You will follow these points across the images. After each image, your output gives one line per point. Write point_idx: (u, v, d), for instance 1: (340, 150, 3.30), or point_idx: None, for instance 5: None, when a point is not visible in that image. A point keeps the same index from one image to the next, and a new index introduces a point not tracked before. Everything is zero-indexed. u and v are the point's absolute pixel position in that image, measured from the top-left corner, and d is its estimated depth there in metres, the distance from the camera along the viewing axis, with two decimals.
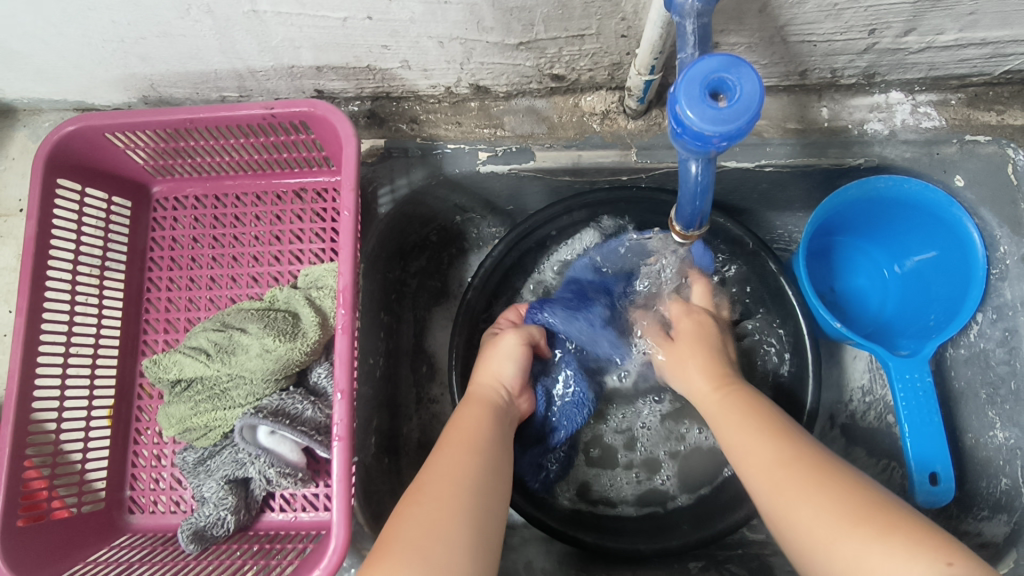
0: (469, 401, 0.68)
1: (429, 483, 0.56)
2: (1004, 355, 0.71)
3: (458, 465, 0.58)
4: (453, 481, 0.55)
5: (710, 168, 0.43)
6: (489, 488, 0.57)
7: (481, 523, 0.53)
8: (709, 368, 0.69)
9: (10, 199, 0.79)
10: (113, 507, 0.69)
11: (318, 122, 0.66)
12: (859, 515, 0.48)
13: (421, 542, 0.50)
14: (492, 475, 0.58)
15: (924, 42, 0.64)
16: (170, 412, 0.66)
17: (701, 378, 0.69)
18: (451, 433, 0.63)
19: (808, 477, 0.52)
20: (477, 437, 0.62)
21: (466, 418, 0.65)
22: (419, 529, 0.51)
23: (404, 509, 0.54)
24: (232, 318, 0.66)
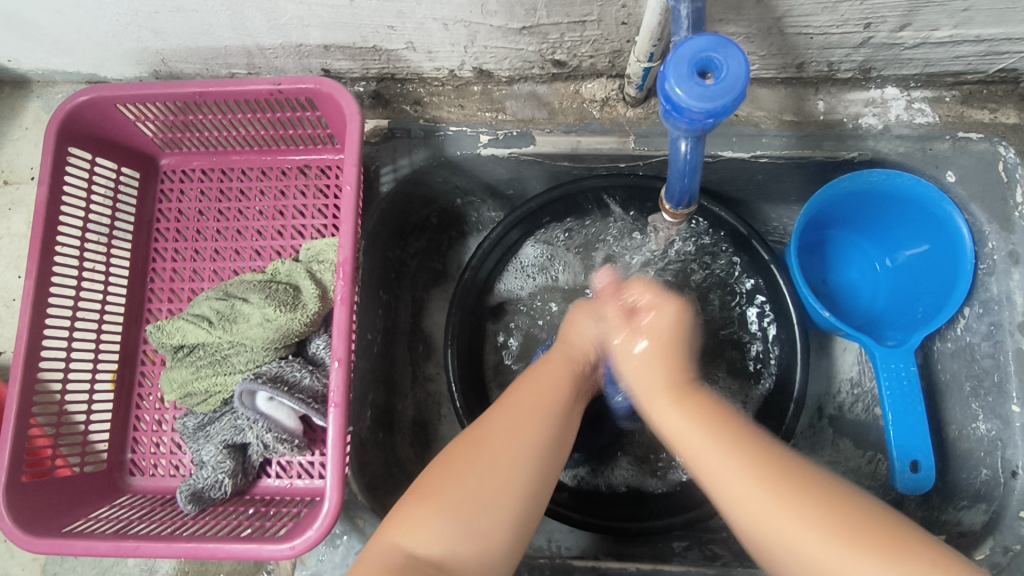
0: (550, 360, 0.66)
1: (487, 441, 0.58)
2: (989, 349, 0.72)
3: (524, 428, 0.59)
4: (513, 447, 0.57)
5: (698, 148, 0.45)
6: (548, 459, 0.59)
7: (531, 493, 0.57)
8: (663, 362, 0.60)
9: (22, 167, 0.81)
10: (115, 469, 0.72)
11: (324, 100, 0.67)
12: (853, 532, 0.48)
13: (467, 504, 0.54)
14: (558, 444, 0.60)
15: (919, 38, 0.65)
16: (172, 376, 0.68)
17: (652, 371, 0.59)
18: (523, 390, 0.63)
19: (782, 468, 0.52)
20: (547, 403, 0.61)
21: (541, 377, 0.64)
22: (466, 492, 0.55)
23: (457, 461, 0.57)
24: (235, 288, 0.68)
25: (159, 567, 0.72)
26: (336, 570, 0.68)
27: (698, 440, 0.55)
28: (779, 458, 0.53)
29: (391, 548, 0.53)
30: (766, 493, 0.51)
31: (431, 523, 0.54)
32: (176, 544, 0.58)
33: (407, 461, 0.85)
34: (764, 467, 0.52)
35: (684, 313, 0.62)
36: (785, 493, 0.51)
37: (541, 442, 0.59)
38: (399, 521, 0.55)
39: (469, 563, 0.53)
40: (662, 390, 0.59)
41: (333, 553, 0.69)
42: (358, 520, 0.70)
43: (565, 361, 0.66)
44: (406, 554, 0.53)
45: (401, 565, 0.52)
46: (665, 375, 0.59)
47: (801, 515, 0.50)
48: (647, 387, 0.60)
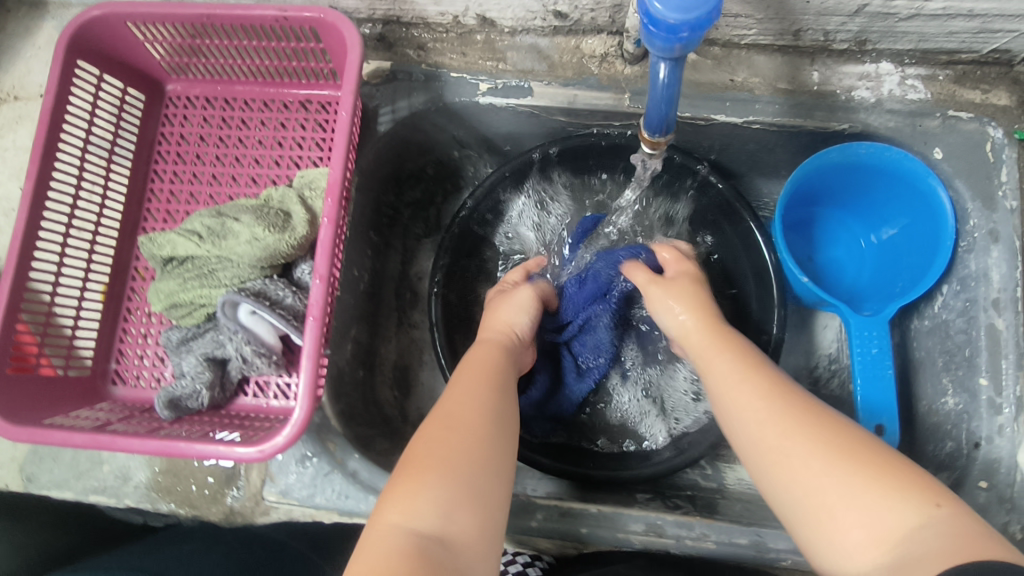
0: (482, 345, 0.72)
1: (448, 412, 0.59)
2: (963, 325, 0.73)
3: (473, 393, 0.62)
4: (476, 407, 0.60)
5: (676, 72, 0.46)
6: (504, 421, 0.61)
7: (504, 454, 0.57)
8: (690, 303, 0.72)
9: (32, 85, 0.83)
10: (98, 377, 0.74)
11: (327, 31, 0.69)
12: (846, 451, 0.51)
13: (448, 460, 0.54)
14: (503, 404, 0.62)
15: (913, 8, 0.66)
16: (160, 287, 0.70)
17: (682, 312, 0.71)
18: (466, 368, 0.67)
19: (788, 411, 0.56)
20: (492, 371, 0.66)
21: (479, 356, 0.70)
22: (451, 453, 0.54)
23: (434, 432, 0.57)
24: (228, 208, 0.70)
25: (133, 476, 0.73)
26: (305, 489, 0.70)
27: (719, 369, 0.63)
28: (788, 386, 0.59)
29: (389, 529, 0.49)
30: (771, 411, 0.56)
31: (423, 493, 0.51)
32: (149, 441, 0.60)
33: (386, 402, 0.86)
34: (775, 391, 0.58)
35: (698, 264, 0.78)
36: (792, 410, 0.56)
37: (497, 405, 0.61)
38: (393, 504, 0.51)
39: (472, 535, 0.50)
40: (686, 327, 0.70)
41: (303, 474, 0.70)
42: (331, 444, 0.71)
43: (498, 344, 0.72)
44: (409, 531, 0.49)
45: (409, 541, 0.48)
46: (692, 309, 0.71)
47: (796, 435, 0.54)
48: (682, 329, 0.71)
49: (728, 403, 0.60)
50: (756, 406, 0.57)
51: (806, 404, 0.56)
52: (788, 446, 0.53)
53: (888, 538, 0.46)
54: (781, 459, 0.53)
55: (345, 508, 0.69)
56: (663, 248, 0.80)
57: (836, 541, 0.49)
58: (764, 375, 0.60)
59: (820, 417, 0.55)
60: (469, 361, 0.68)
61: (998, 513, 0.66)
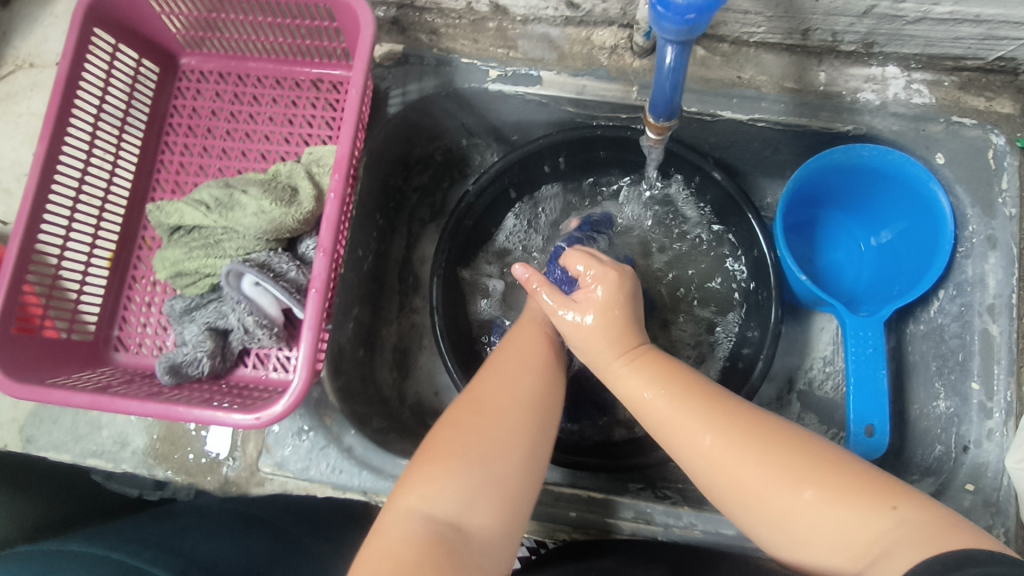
0: (523, 326, 0.71)
1: (482, 396, 0.60)
2: (958, 329, 0.74)
3: (519, 384, 0.62)
4: (512, 394, 0.60)
5: (682, 58, 0.47)
6: (543, 409, 0.61)
7: (534, 440, 0.59)
8: (614, 336, 0.63)
9: (49, 53, 0.84)
10: (100, 343, 0.74)
11: (341, 10, 0.70)
12: (805, 470, 0.51)
13: (476, 451, 0.55)
14: (546, 394, 0.63)
15: (921, 12, 0.67)
16: (166, 255, 0.71)
17: (608, 348, 0.63)
18: (506, 351, 0.67)
19: (737, 438, 0.54)
20: (533, 358, 0.66)
21: (521, 339, 0.68)
22: (477, 441, 0.56)
23: (462, 416, 0.58)
24: (236, 181, 0.71)
25: (131, 442, 0.74)
26: (300, 462, 0.71)
27: (652, 398, 0.59)
28: (728, 404, 0.56)
29: (405, 512, 0.52)
30: (718, 442, 0.54)
31: (442, 479, 0.53)
32: (148, 404, 0.61)
33: (384, 382, 0.87)
34: (718, 411, 0.56)
35: (622, 279, 0.65)
36: (738, 436, 0.54)
37: (535, 390, 0.62)
38: (412, 485, 0.54)
39: (489, 523, 0.53)
40: (610, 355, 0.63)
41: (298, 446, 0.71)
42: (327, 419, 0.72)
43: (539, 327, 0.71)
44: (425, 515, 0.51)
45: (424, 524, 0.51)
46: (615, 344, 0.63)
47: (750, 464, 0.52)
48: (601, 356, 0.64)
49: (671, 433, 0.57)
50: (702, 441, 0.55)
51: (752, 421, 0.55)
52: (745, 478, 0.52)
53: (862, 545, 0.47)
54: (741, 488, 0.52)
55: (338, 482, 0.70)
56: (576, 259, 0.68)
57: (815, 553, 0.49)
58: (703, 395, 0.58)
59: (772, 434, 0.53)
60: (508, 346, 0.68)
61: (982, 517, 0.66)
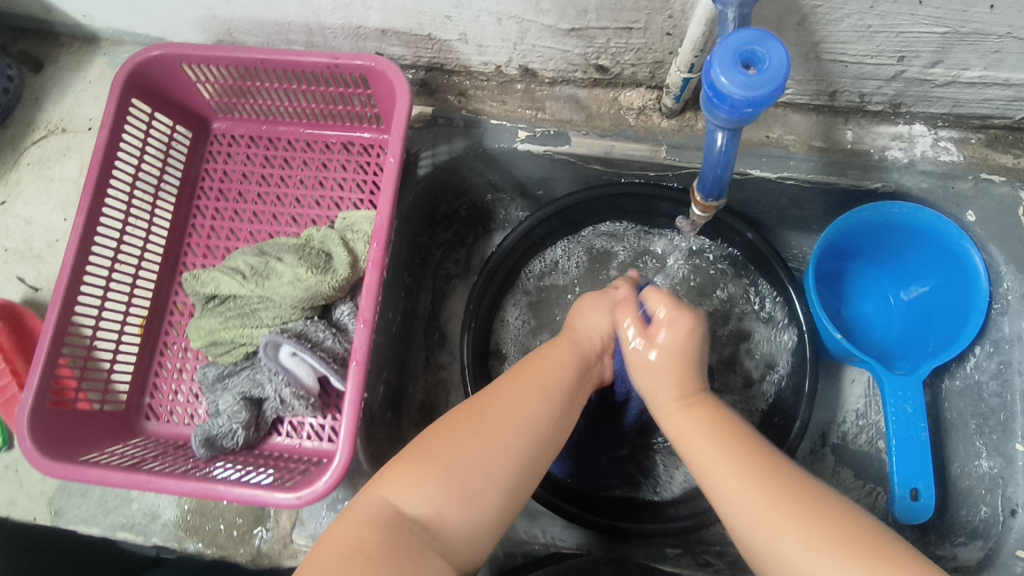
0: (558, 344, 0.67)
1: (487, 409, 0.58)
2: (996, 388, 0.74)
3: (529, 407, 0.59)
4: (514, 415, 0.58)
5: (734, 142, 0.49)
6: (544, 436, 0.59)
7: (525, 470, 0.57)
8: (675, 373, 0.62)
9: (81, 118, 0.84)
10: (131, 411, 0.74)
11: (376, 77, 0.70)
12: (841, 533, 0.48)
13: (462, 466, 0.54)
14: (556, 426, 0.60)
15: (950, 76, 0.67)
16: (201, 324, 0.72)
17: (665, 385, 0.62)
18: (532, 364, 0.64)
19: (778, 496, 0.51)
20: (552, 381, 0.62)
21: (550, 357, 0.65)
22: (462, 453, 0.54)
23: (459, 423, 0.57)
24: (270, 247, 0.71)
25: (161, 514, 0.74)
26: None
27: (699, 443, 0.58)
28: (776, 465, 0.54)
29: (378, 502, 0.53)
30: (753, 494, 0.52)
31: (420, 482, 0.53)
32: (186, 483, 0.61)
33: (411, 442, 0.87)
34: (772, 473, 0.53)
35: (696, 325, 0.63)
36: (775, 495, 0.52)
37: (543, 418, 0.59)
38: (390, 477, 0.54)
39: (456, 527, 0.52)
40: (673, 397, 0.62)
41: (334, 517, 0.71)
42: None
43: (573, 346, 0.67)
44: (394, 510, 0.52)
45: (388, 520, 0.51)
46: (676, 385, 0.62)
47: (783, 518, 0.50)
48: (657, 395, 0.63)
49: (711, 482, 0.55)
50: (744, 493, 0.53)
51: (795, 486, 0.52)
52: (777, 524, 0.50)
53: None
54: (781, 553, 0.49)
55: None
56: (657, 303, 0.65)
57: None
58: (750, 450, 0.56)
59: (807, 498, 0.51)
60: (531, 364, 0.64)
61: None
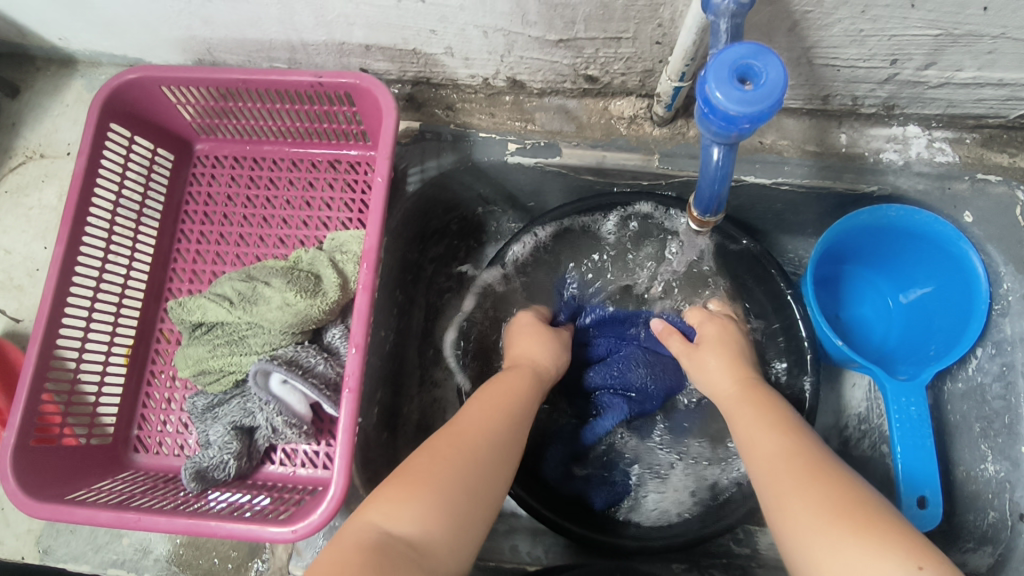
0: (510, 371, 0.71)
1: (464, 428, 0.59)
2: (1000, 390, 0.73)
3: (485, 424, 0.60)
4: (484, 432, 0.59)
5: (729, 157, 0.49)
6: (509, 449, 0.59)
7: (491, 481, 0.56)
8: (731, 367, 0.70)
9: (60, 143, 0.83)
10: (119, 444, 0.72)
11: (361, 95, 0.69)
12: (842, 508, 0.48)
13: (444, 480, 0.53)
14: (511, 441, 0.61)
15: (944, 77, 0.67)
16: (189, 352, 0.70)
17: (722, 374, 0.70)
18: (494, 390, 0.66)
19: (798, 462, 0.53)
20: (510, 402, 0.64)
21: (502, 382, 0.68)
22: (442, 467, 0.54)
23: (440, 447, 0.56)
24: (258, 271, 0.70)
25: (153, 549, 0.73)
26: None
27: (745, 417, 0.62)
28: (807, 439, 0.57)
29: (366, 525, 0.50)
30: (783, 464, 0.54)
31: (407, 501, 0.51)
32: (177, 520, 0.59)
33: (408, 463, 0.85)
34: (796, 443, 0.56)
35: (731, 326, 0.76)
36: (804, 467, 0.53)
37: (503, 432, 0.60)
38: (375, 500, 0.52)
39: (438, 541, 0.50)
40: (729, 384, 0.69)
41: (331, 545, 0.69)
42: None
43: (525, 372, 0.71)
44: (380, 531, 0.49)
45: (375, 542, 0.49)
46: (732, 377, 0.69)
47: (804, 490, 0.50)
48: (716, 389, 0.70)
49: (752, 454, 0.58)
50: (772, 451, 0.56)
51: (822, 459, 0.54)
52: (793, 502, 0.50)
53: None
54: (786, 511, 0.50)
55: None
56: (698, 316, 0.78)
57: None
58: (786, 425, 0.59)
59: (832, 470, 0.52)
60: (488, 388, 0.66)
61: None
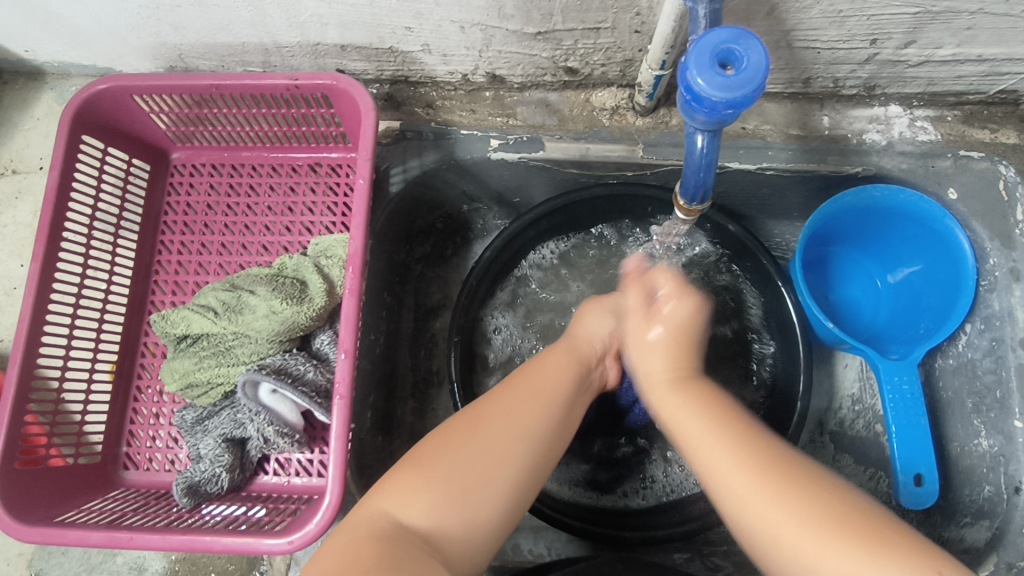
0: (558, 351, 0.65)
1: (490, 416, 0.55)
2: (991, 365, 0.74)
3: (531, 416, 0.56)
4: (512, 417, 0.55)
5: (714, 143, 0.49)
6: (551, 440, 0.57)
7: (530, 474, 0.55)
8: (673, 350, 0.60)
9: (32, 157, 0.81)
10: (108, 462, 0.71)
11: (339, 96, 0.68)
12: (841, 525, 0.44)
13: (464, 474, 0.52)
14: (559, 432, 0.58)
15: (923, 55, 0.67)
16: (175, 366, 0.69)
17: (662, 361, 0.59)
18: (526, 372, 0.61)
19: (776, 477, 0.48)
20: (552, 391, 0.59)
21: (551, 363, 0.63)
22: (462, 462, 0.52)
23: (458, 432, 0.54)
24: (242, 281, 0.69)
25: (148, 566, 0.73)
26: None
27: (693, 422, 0.53)
28: (771, 452, 0.50)
29: (376, 515, 0.50)
30: (755, 485, 0.48)
31: (423, 493, 0.50)
32: (171, 536, 0.58)
33: None
34: (759, 453, 0.50)
35: (702, 305, 0.63)
36: (776, 487, 0.47)
37: (545, 425, 0.57)
38: (389, 488, 0.51)
39: (458, 535, 0.50)
40: (663, 380, 0.58)
41: None
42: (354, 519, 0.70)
43: (573, 354, 0.65)
44: (392, 521, 0.49)
45: (385, 533, 0.49)
46: (671, 364, 0.59)
47: (790, 511, 0.46)
48: (650, 372, 0.60)
49: (715, 476, 0.50)
50: (738, 476, 0.49)
51: (794, 472, 0.48)
52: (788, 524, 0.45)
53: None
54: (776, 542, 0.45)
55: None
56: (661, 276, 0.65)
57: None
58: (742, 434, 0.52)
59: (811, 486, 0.47)
60: (536, 367, 0.62)
61: None
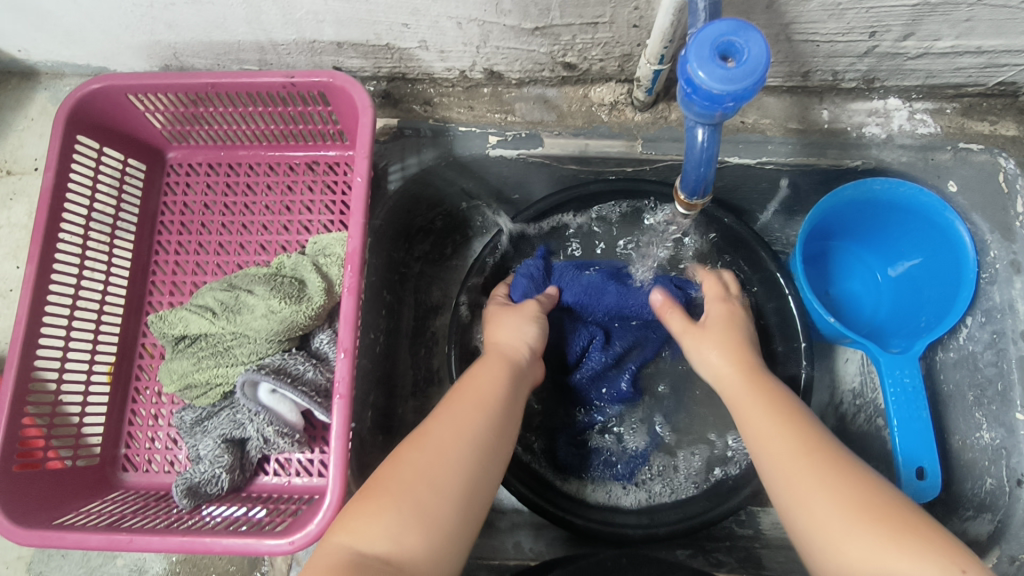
0: (487, 360, 0.66)
1: (433, 430, 0.56)
2: (992, 357, 0.74)
3: (468, 423, 0.57)
4: (451, 428, 0.56)
5: (714, 137, 0.49)
6: (492, 449, 0.57)
7: (479, 480, 0.54)
8: (732, 352, 0.68)
9: (27, 158, 0.80)
10: (107, 464, 0.70)
11: (336, 94, 0.67)
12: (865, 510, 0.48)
13: (411, 488, 0.51)
14: (499, 437, 0.58)
15: (922, 48, 0.66)
16: (173, 367, 0.68)
17: (720, 359, 0.68)
18: (464, 386, 0.62)
19: (819, 463, 0.53)
20: (487, 398, 0.60)
21: (482, 374, 0.64)
22: (413, 478, 0.52)
23: (406, 452, 0.54)
24: (240, 280, 0.68)
25: (149, 568, 0.73)
26: None
27: (755, 411, 0.60)
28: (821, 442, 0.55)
29: (336, 547, 0.49)
30: (795, 469, 0.53)
31: (375, 515, 0.50)
32: (172, 538, 0.58)
33: None
34: (809, 446, 0.55)
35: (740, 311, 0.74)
36: (819, 470, 0.52)
37: (484, 430, 0.57)
38: (346, 520, 0.50)
39: (417, 551, 0.48)
40: (728, 372, 0.67)
41: None
42: None
43: (499, 360, 0.67)
44: (351, 551, 0.48)
45: (347, 563, 0.48)
46: (734, 362, 0.67)
47: (823, 494, 0.50)
48: (719, 372, 0.68)
49: (762, 452, 0.57)
50: (786, 456, 0.55)
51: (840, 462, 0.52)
52: (819, 503, 0.50)
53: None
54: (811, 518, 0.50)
55: None
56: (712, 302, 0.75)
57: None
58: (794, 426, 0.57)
59: (846, 472, 0.51)
60: (470, 379, 0.63)
61: None
